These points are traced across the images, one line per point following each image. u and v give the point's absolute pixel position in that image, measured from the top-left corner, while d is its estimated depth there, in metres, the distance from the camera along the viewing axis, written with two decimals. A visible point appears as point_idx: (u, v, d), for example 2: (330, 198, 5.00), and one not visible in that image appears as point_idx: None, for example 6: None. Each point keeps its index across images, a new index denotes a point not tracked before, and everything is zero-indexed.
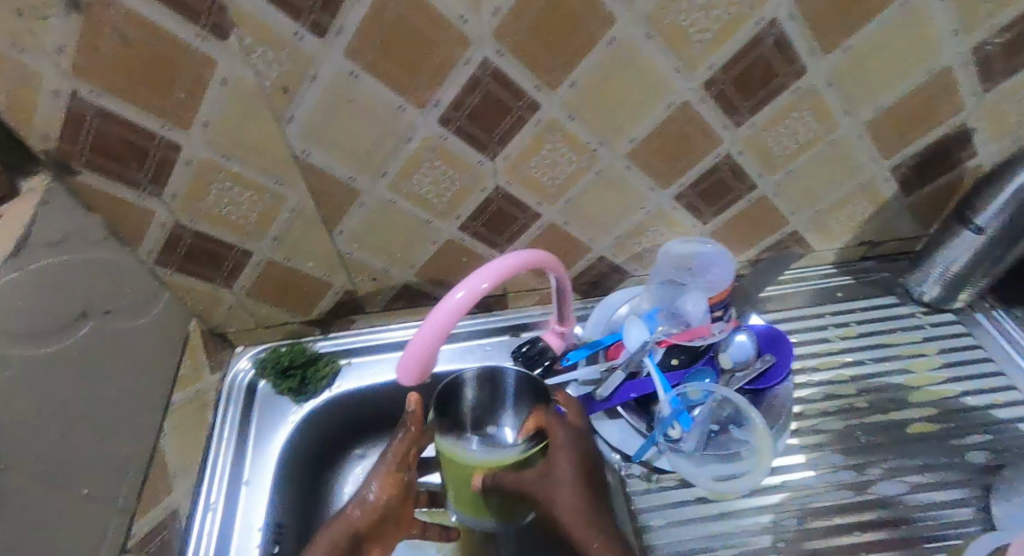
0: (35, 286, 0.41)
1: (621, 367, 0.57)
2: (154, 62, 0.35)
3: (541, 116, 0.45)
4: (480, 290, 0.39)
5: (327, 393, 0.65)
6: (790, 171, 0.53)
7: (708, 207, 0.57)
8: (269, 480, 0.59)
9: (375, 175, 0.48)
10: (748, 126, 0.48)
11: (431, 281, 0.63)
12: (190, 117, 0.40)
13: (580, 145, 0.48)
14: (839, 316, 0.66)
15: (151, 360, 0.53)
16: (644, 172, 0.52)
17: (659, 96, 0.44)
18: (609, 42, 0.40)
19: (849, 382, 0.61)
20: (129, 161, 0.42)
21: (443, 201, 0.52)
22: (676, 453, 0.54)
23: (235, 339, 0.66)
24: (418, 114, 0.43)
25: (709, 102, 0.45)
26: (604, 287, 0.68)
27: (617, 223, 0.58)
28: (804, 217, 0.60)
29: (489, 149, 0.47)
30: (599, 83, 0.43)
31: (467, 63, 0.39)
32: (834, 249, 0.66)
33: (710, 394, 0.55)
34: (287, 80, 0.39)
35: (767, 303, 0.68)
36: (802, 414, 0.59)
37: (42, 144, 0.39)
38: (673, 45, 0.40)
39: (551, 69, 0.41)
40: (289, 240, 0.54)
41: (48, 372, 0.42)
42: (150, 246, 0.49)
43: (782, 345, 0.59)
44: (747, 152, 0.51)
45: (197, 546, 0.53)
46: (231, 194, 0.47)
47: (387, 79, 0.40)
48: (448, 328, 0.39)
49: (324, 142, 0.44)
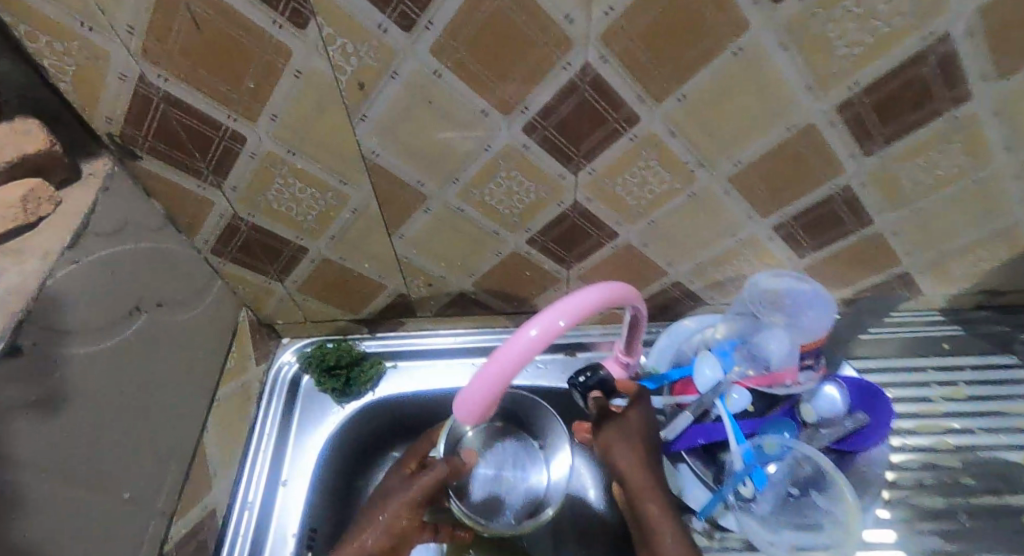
0: (96, 277, 0.39)
1: (689, 409, 0.51)
2: (227, 47, 0.32)
3: (638, 130, 0.39)
4: (556, 328, 0.35)
5: (370, 396, 0.63)
6: (917, 209, 0.46)
7: (810, 239, 0.50)
8: (307, 484, 0.57)
9: (445, 181, 0.45)
10: (880, 156, 0.41)
11: (487, 290, 0.61)
12: (259, 108, 0.37)
13: (677, 165, 0.43)
14: (946, 372, 0.59)
15: (199, 352, 0.52)
16: (744, 198, 0.46)
17: (783, 116, 0.38)
18: (736, 52, 0.33)
19: (953, 452, 0.55)
20: (193, 150, 0.40)
21: (514, 213, 0.48)
22: (748, 515, 0.49)
23: (283, 330, 0.65)
24: (502, 119, 0.39)
25: (840, 127, 0.38)
26: (674, 312, 0.63)
27: (703, 249, 0.53)
28: (922, 259, 0.52)
29: (573, 161, 0.42)
30: (716, 97, 0.36)
31: (566, 67, 0.34)
32: (947, 295, 0.57)
33: (790, 452, 0.49)
34: (364, 76, 0.34)
35: (860, 349, 0.61)
36: (894, 483, 0.53)
37: (108, 127, 0.37)
38: (815, 62, 0.34)
39: (661, 80, 0.35)
40: (347, 238, 0.51)
41: (107, 370, 0.39)
42: (208, 233, 0.48)
43: (880, 404, 0.52)
44: (871, 186, 0.44)
45: (232, 545, 0.52)
46: (293, 189, 0.45)
47: (472, 81, 0.35)
48: (517, 367, 0.35)
49: (397, 142, 0.40)
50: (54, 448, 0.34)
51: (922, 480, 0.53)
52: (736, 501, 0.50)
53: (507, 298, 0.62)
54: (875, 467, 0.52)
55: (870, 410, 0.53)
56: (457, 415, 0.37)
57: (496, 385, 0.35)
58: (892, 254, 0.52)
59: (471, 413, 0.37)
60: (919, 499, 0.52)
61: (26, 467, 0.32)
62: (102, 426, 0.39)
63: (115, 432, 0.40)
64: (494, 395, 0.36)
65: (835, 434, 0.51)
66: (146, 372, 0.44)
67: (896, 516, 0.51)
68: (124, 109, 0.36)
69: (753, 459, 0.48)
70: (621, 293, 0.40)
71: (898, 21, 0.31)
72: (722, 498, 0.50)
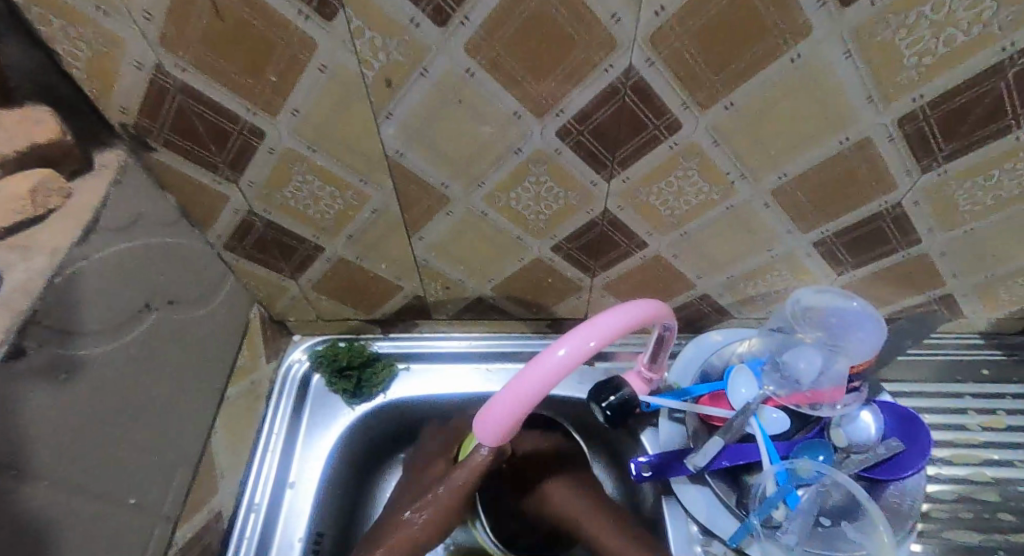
0: (103, 274, 0.38)
1: (719, 434, 0.49)
2: (250, 37, 0.30)
3: (679, 138, 0.37)
4: (586, 349, 0.33)
5: (382, 398, 0.61)
6: (971, 230, 0.43)
7: (850, 256, 0.48)
8: (315, 486, 0.56)
9: (470, 183, 0.43)
10: (937, 174, 0.38)
11: (508, 295, 0.59)
12: (280, 102, 0.35)
13: (716, 174, 0.40)
14: (982, 400, 0.57)
15: (205, 348, 0.51)
16: (786, 212, 0.43)
17: (837, 129, 0.35)
18: (794, 58, 0.30)
19: (991, 484, 0.52)
20: (209, 144, 0.38)
21: (540, 219, 0.47)
22: (773, 542, 0.48)
23: (294, 328, 0.64)
24: (536, 123, 0.36)
25: (898, 141, 0.36)
26: (700, 325, 0.62)
27: (735, 262, 0.51)
28: (969, 281, 0.50)
29: (607, 168, 0.40)
30: (766, 107, 0.34)
31: (608, 70, 0.32)
32: (991, 319, 0.55)
33: (822, 477, 0.47)
34: (392, 72, 0.32)
35: (894, 371, 0.59)
36: (928, 514, 0.51)
37: (122, 117, 0.36)
38: (881, 73, 0.31)
39: (708, 87, 0.33)
40: (365, 238, 0.50)
41: (109, 369, 0.39)
42: (221, 229, 0.47)
43: (919, 434, 0.50)
44: (924, 204, 0.41)
45: (237, 548, 0.51)
46: (313, 187, 0.43)
47: (508, 81, 0.33)
48: (543, 388, 0.33)
49: (422, 143, 0.38)
50: (53, 452, 0.34)
51: (958, 513, 0.51)
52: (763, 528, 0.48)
53: (527, 304, 0.61)
54: (910, 498, 0.49)
55: (905, 436, 0.51)
56: (481, 429, 0.36)
57: (522, 404, 0.34)
58: (936, 275, 0.49)
59: (494, 429, 0.35)
60: (954, 533, 0.50)
61: (21, 474, 0.31)
62: (102, 429, 0.38)
63: (115, 434, 0.39)
64: (520, 413, 0.34)
65: (871, 459, 0.48)
66: (147, 375, 0.43)
67: (929, 550, 0.49)
68: (139, 100, 0.34)
69: (787, 482, 0.46)
70: (652, 312, 0.39)
71: (980, 30, 0.28)
72: (749, 528, 0.48)
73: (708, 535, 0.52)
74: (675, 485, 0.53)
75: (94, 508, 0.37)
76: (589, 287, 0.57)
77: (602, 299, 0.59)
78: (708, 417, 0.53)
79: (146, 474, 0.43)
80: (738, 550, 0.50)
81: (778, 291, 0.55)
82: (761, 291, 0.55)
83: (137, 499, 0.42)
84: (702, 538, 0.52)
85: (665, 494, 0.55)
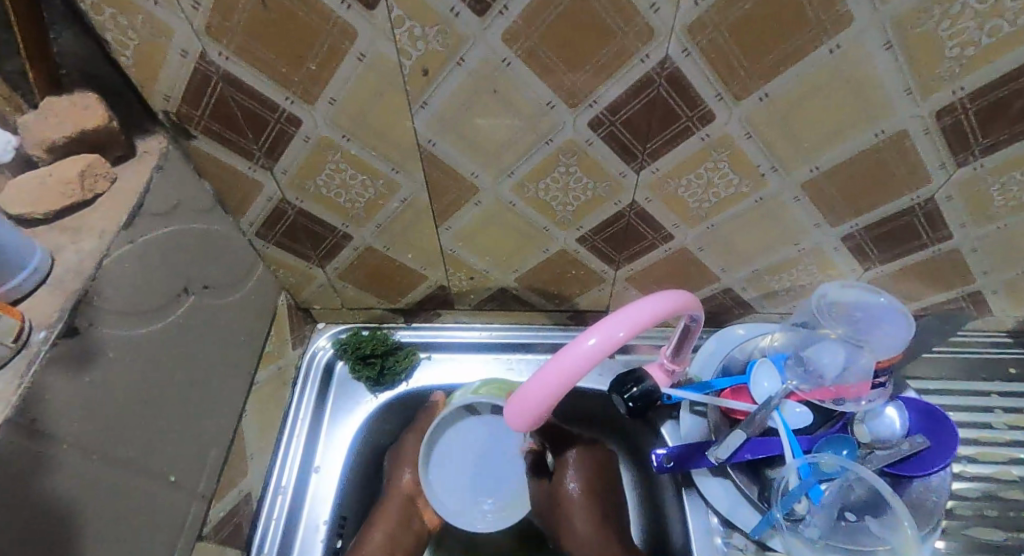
0: (145, 258, 0.39)
1: (741, 428, 0.49)
2: (292, 27, 0.31)
3: (711, 130, 0.37)
4: (616, 339, 0.33)
5: (404, 386, 0.62)
6: (1005, 226, 0.43)
7: (879, 251, 0.48)
8: (339, 471, 0.57)
9: (499, 173, 0.43)
10: (973, 168, 0.38)
11: (531, 286, 0.60)
12: (318, 92, 0.36)
13: (747, 166, 0.40)
14: (1010, 399, 0.56)
15: (236, 334, 0.52)
16: (816, 205, 0.43)
17: (873, 121, 0.35)
18: (832, 49, 0.30)
19: (1017, 483, 0.52)
20: (247, 133, 0.39)
21: (567, 211, 0.47)
22: (796, 535, 0.49)
23: (319, 316, 0.65)
24: (568, 113, 0.37)
25: (934, 134, 0.35)
26: (721, 319, 0.62)
27: (761, 255, 0.51)
28: (1001, 277, 0.49)
29: (636, 160, 0.41)
30: (800, 99, 0.34)
31: (644, 60, 0.32)
32: (1021, 317, 0.54)
33: (846, 473, 0.46)
34: (428, 62, 0.33)
35: (920, 368, 0.58)
36: (952, 511, 0.51)
37: (164, 105, 0.37)
38: (920, 65, 0.31)
39: (743, 78, 0.33)
40: (393, 228, 0.51)
41: (150, 350, 0.40)
42: (253, 217, 0.48)
43: (945, 431, 0.50)
44: (958, 199, 0.41)
45: (265, 530, 0.52)
46: (344, 175, 0.44)
47: (543, 71, 0.33)
48: (572, 376, 0.33)
49: (453, 133, 0.39)
50: (98, 427, 0.35)
51: (981, 512, 0.51)
52: (786, 521, 0.49)
53: (549, 296, 0.61)
54: (935, 495, 0.49)
55: (931, 434, 0.50)
56: (508, 415, 0.36)
57: (551, 391, 0.34)
58: (967, 272, 0.49)
59: (518, 418, 0.35)
60: (977, 532, 0.50)
61: (69, 448, 0.33)
62: (142, 408, 0.39)
63: (154, 414, 0.41)
64: (547, 401, 0.34)
65: (894, 456, 0.48)
66: (183, 358, 0.44)
67: (951, 547, 0.49)
68: (182, 88, 0.35)
69: (810, 476, 0.47)
70: (678, 304, 0.39)
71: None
72: (770, 521, 0.49)
73: (729, 528, 0.53)
74: (696, 476, 0.54)
75: (134, 483, 0.39)
76: (612, 279, 0.57)
77: (624, 291, 0.59)
78: (730, 411, 0.53)
79: (181, 453, 0.45)
80: (759, 542, 0.52)
81: (803, 286, 0.54)
82: (785, 285, 0.55)
83: (174, 477, 0.44)
84: (722, 530, 0.53)
85: (686, 487, 0.55)
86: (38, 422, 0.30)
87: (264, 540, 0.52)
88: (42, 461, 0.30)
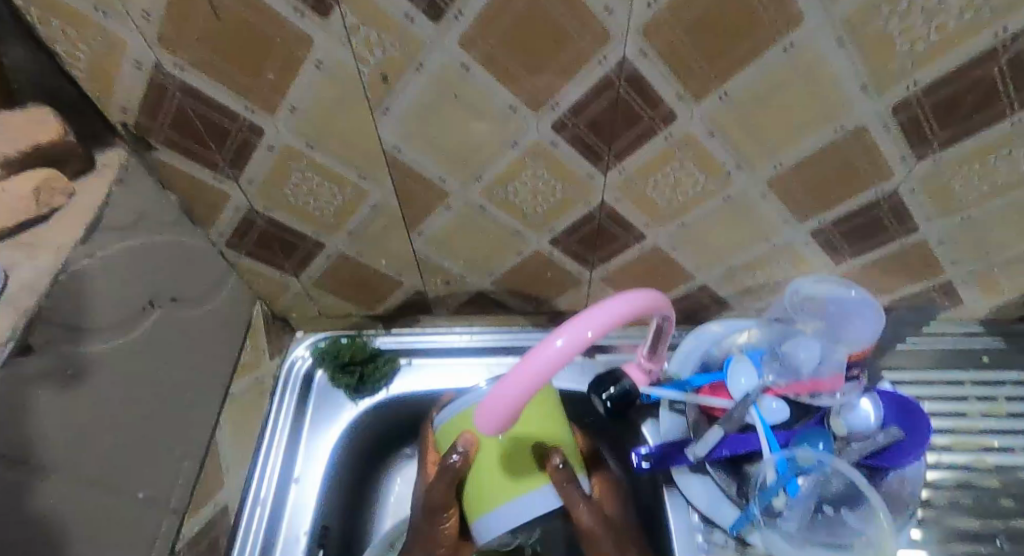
0: (107, 272, 0.39)
1: (720, 423, 0.49)
2: (246, 36, 0.31)
3: (674, 129, 0.37)
4: (584, 339, 0.33)
5: (384, 393, 0.62)
6: (968, 217, 0.44)
7: (849, 245, 0.48)
8: (319, 481, 0.56)
9: (468, 178, 0.43)
10: (933, 161, 0.38)
11: (509, 289, 0.60)
12: (278, 101, 0.35)
13: (713, 164, 0.40)
14: (983, 388, 0.57)
15: (208, 347, 0.51)
16: (783, 201, 0.44)
17: (832, 117, 0.35)
18: (787, 48, 0.30)
19: (991, 470, 0.53)
20: (209, 143, 0.39)
21: (538, 213, 0.47)
22: (774, 530, 0.49)
23: (297, 325, 0.65)
24: (532, 116, 0.37)
25: (893, 129, 0.36)
26: (699, 317, 0.63)
27: (733, 253, 0.51)
28: (969, 267, 0.50)
29: (603, 161, 0.41)
30: (760, 97, 0.34)
31: (602, 62, 0.32)
32: (990, 306, 0.55)
33: (823, 466, 0.47)
34: (387, 68, 0.33)
35: (894, 359, 0.59)
36: (928, 501, 0.51)
37: (122, 117, 0.36)
38: (874, 61, 0.31)
39: (702, 78, 0.33)
40: (365, 235, 0.50)
41: (116, 366, 0.39)
42: (222, 227, 0.48)
43: (918, 420, 0.50)
44: (921, 192, 0.41)
45: (243, 544, 0.52)
46: (311, 183, 0.44)
47: (504, 76, 0.33)
48: (542, 378, 0.33)
49: (417, 139, 0.39)
50: (63, 446, 0.34)
51: (957, 501, 0.51)
52: (763, 516, 0.49)
53: (527, 298, 0.61)
54: (910, 485, 0.50)
55: (905, 424, 0.51)
56: (480, 418, 0.36)
57: (523, 394, 0.34)
58: (935, 263, 0.49)
59: (489, 423, 0.35)
60: (954, 520, 0.50)
61: (34, 468, 0.32)
62: (111, 424, 0.39)
63: (124, 429, 0.40)
64: (517, 405, 0.34)
65: (871, 447, 0.48)
66: (153, 373, 0.44)
67: (928, 537, 0.50)
68: (139, 99, 0.35)
69: (787, 471, 0.46)
70: (648, 303, 0.39)
71: (970, 16, 0.28)
72: (750, 517, 0.49)
73: (710, 524, 0.53)
74: (676, 473, 0.54)
75: (105, 500, 0.38)
76: (589, 280, 0.57)
77: (601, 291, 0.59)
78: (708, 407, 0.54)
79: (154, 469, 0.44)
80: (739, 538, 0.51)
81: (777, 281, 0.55)
82: (760, 281, 0.55)
83: (146, 493, 0.43)
84: (703, 527, 0.53)
85: (667, 485, 0.55)
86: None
87: (242, 554, 0.51)
88: (2, 481, 0.30)
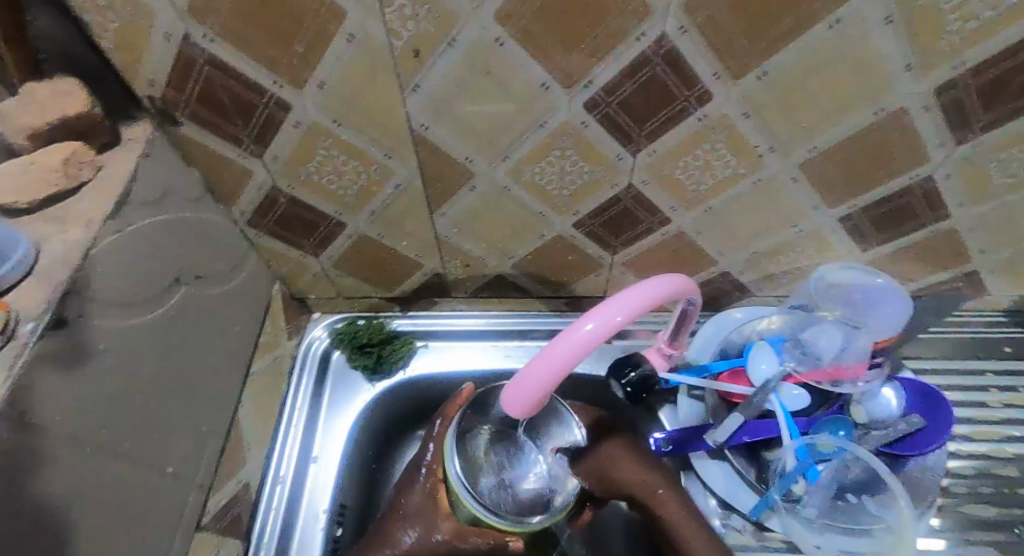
0: (133, 246, 0.38)
1: (740, 411, 0.49)
2: (275, 7, 0.30)
3: (709, 110, 0.36)
4: (614, 323, 0.33)
5: (401, 375, 0.62)
6: (1001, 205, 0.43)
7: (877, 232, 0.48)
8: (338, 459, 0.57)
9: (494, 158, 0.42)
10: (971, 146, 0.38)
11: (528, 273, 0.59)
12: (306, 75, 0.35)
13: (744, 147, 0.40)
14: (1004, 378, 0.57)
15: (229, 326, 0.51)
16: (814, 186, 0.43)
17: (872, 98, 0.34)
18: (832, 25, 0.29)
19: (1010, 460, 0.53)
20: (235, 118, 0.38)
21: (563, 195, 0.47)
22: (793, 516, 0.50)
23: (314, 305, 0.65)
24: (564, 95, 0.36)
25: (935, 112, 0.35)
26: (719, 304, 0.62)
27: (760, 239, 0.50)
28: (997, 256, 0.49)
29: (633, 142, 0.40)
30: (799, 78, 0.33)
31: (640, 39, 0.31)
32: (1015, 296, 0.55)
33: (843, 453, 0.47)
34: (420, 42, 0.32)
35: (914, 349, 0.58)
36: (947, 489, 0.51)
37: (149, 90, 0.36)
38: (921, 39, 0.30)
39: (741, 56, 0.32)
40: (387, 215, 0.50)
41: (141, 341, 0.39)
42: (244, 205, 0.48)
43: (940, 409, 0.50)
44: (956, 177, 0.41)
45: (265, 520, 0.52)
46: (335, 161, 0.43)
47: (537, 51, 0.32)
48: (571, 363, 0.33)
49: (447, 117, 0.38)
50: (94, 420, 0.35)
51: (976, 489, 0.51)
52: (784, 502, 0.49)
53: (546, 282, 0.61)
54: (930, 473, 0.50)
55: (927, 412, 0.51)
56: (507, 401, 0.36)
57: (549, 377, 0.34)
58: (962, 252, 0.49)
59: (516, 405, 0.35)
60: (972, 509, 0.50)
61: (66, 439, 0.32)
62: (137, 400, 0.39)
63: (149, 403, 0.40)
64: (544, 389, 0.34)
65: (891, 435, 0.49)
66: (178, 350, 0.44)
67: (945, 524, 0.50)
68: (167, 72, 0.34)
69: (808, 458, 0.47)
70: (676, 289, 0.39)
71: None
72: (769, 503, 0.50)
73: (727, 509, 0.53)
74: (694, 459, 0.54)
75: (131, 472, 0.38)
76: (609, 264, 0.57)
77: (621, 276, 0.59)
78: (728, 394, 0.53)
79: (181, 444, 0.45)
80: (758, 523, 0.51)
81: (801, 268, 0.54)
82: (783, 268, 0.55)
83: (173, 468, 0.43)
84: (721, 512, 0.53)
85: (684, 470, 0.55)
86: (29, 415, 0.29)
87: (263, 531, 0.52)
88: (34, 450, 0.30)
